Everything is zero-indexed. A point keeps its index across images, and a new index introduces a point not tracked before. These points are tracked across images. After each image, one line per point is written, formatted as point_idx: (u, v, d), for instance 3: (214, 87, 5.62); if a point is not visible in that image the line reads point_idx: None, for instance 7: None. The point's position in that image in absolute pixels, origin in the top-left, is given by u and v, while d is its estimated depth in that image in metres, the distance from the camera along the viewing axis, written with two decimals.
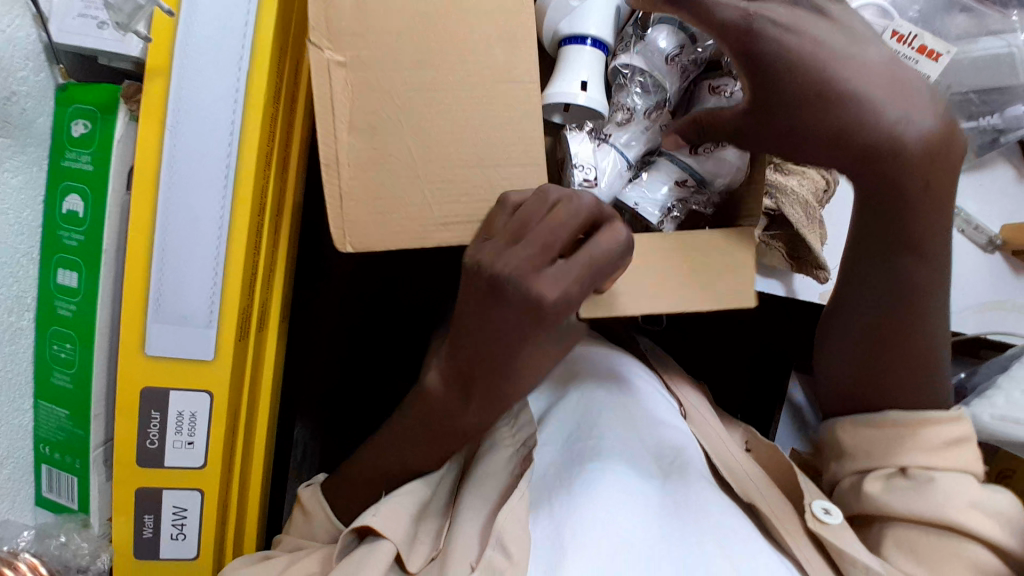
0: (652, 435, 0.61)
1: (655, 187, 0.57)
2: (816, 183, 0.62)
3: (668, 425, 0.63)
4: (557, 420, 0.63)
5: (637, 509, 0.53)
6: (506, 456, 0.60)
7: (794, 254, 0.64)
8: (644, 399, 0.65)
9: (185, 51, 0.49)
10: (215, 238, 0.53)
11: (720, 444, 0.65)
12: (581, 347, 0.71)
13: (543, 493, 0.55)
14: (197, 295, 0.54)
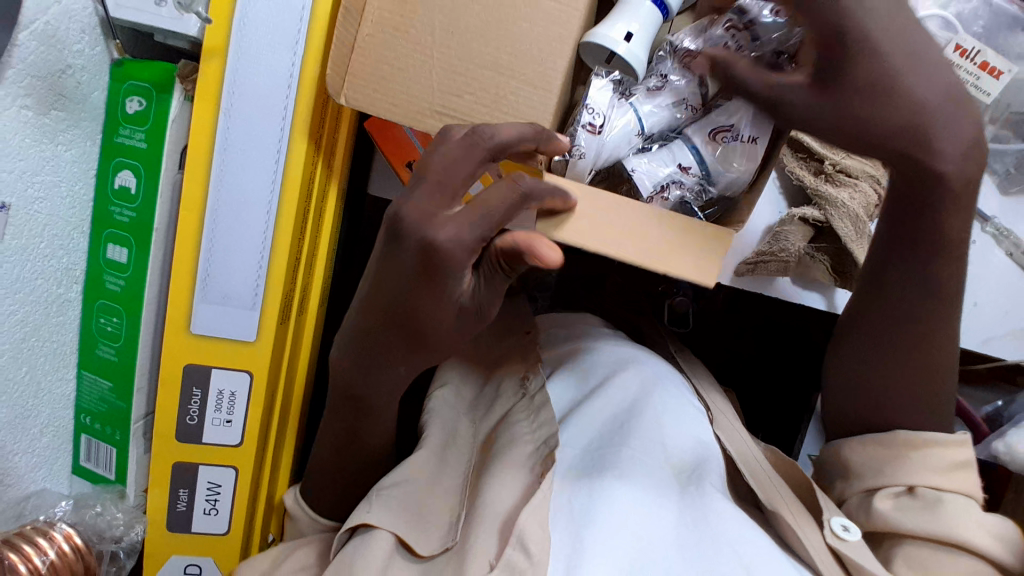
0: (674, 438, 0.62)
1: (661, 162, 0.52)
2: (870, 198, 0.61)
3: (693, 431, 0.64)
4: (579, 424, 0.63)
5: (645, 504, 0.54)
6: (527, 451, 0.60)
7: (839, 267, 0.63)
8: (667, 402, 0.66)
9: (243, 33, 0.49)
10: (264, 221, 0.53)
11: (743, 448, 0.65)
12: (600, 349, 0.73)
13: (566, 494, 0.55)
14: (243, 277, 0.54)
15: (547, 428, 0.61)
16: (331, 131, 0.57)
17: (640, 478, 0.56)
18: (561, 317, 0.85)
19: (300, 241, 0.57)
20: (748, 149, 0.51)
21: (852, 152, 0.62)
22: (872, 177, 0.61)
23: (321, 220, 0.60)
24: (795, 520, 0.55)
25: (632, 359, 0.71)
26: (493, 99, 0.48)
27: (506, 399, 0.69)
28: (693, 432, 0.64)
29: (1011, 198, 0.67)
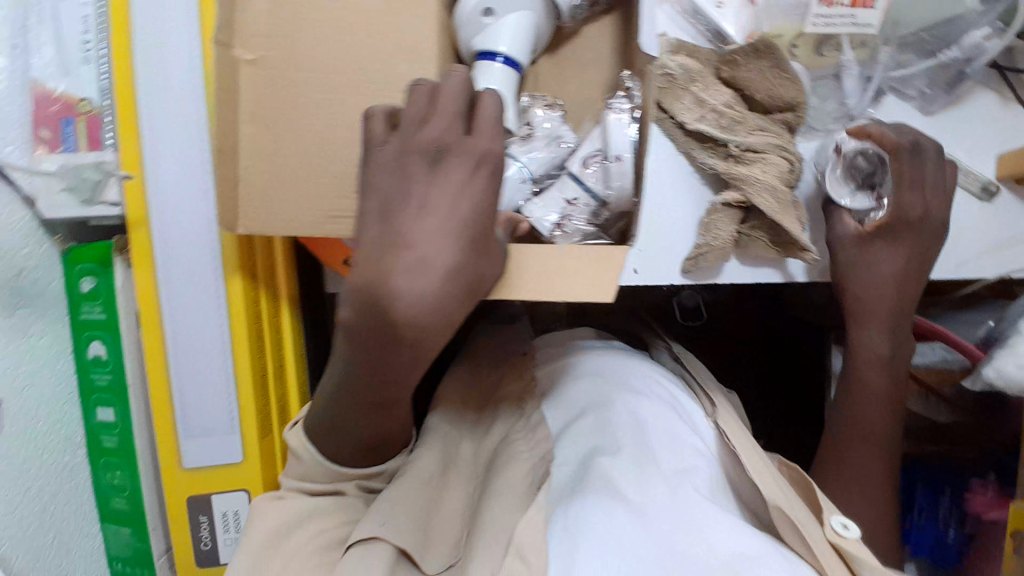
0: (667, 439, 0.62)
1: (552, 200, 0.58)
2: (781, 166, 0.63)
3: (684, 440, 0.63)
4: (571, 435, 0.64)
5: (642, 500, 0.55)
6: (526, 468, 0.62)
7: (776, 239, 0.64)
8: (654, 408, 0.65)
9: (158, 201, 0.56)
10: (221, 352, 0.59)
11: (746, 446, 0.63)
12: (597, 359, 0.74)
13: (560, 500, 0.57)
14: (218, 406, 0.59)
15: (543, 445, 0.64)
16: (266, 254, 0.61)
17: (628, 491, 0.56)
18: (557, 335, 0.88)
19: (262, 360, 0.61)
20: (619, 167, 0.56)
21: (754, 128, 0.63)
22: (780, 147, 0.63)
23: (280, 335, 0.65)
24: (792, 514, 0.56)
25: (620, 367, 0.71)
26: None
27: (502, 422, 0.71)
28: (681, 427, 0.64)
29: (937, 117, 0.64)
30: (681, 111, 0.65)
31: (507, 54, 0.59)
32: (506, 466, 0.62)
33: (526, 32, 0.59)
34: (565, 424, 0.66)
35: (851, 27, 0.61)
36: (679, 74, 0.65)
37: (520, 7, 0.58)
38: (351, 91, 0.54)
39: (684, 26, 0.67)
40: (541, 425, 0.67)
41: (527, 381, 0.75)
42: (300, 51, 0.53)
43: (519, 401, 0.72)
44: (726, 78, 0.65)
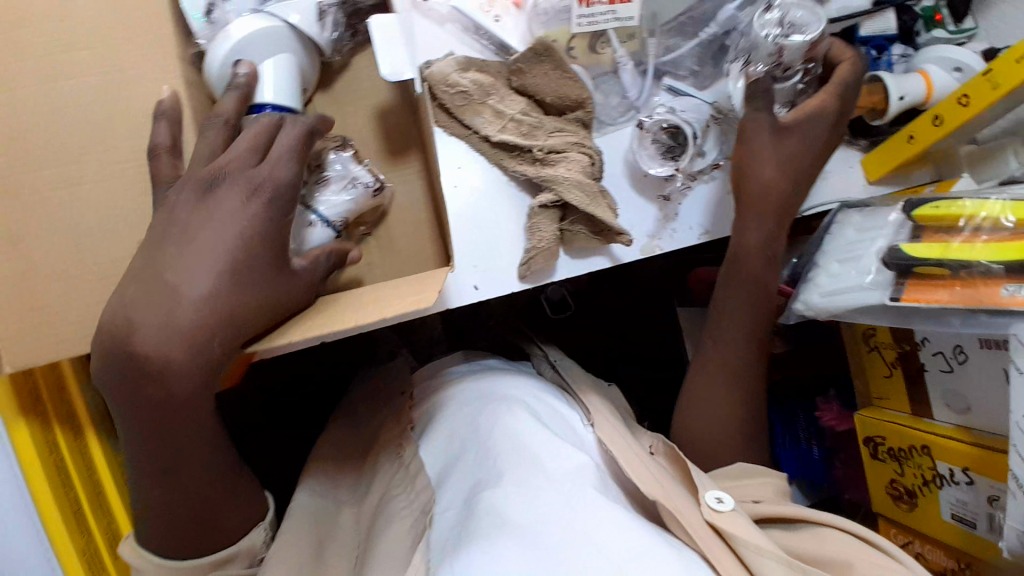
0: (548, 446, 0.60)
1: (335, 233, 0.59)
2: (583, 163, 0.65)
3: (563, 444, 0.62)
4: (449, 475, 0.62)
5: (532, 512, 0.52)
6: (406, 526, 0.59)
7: (595, 229, 0.66)
8: (522, 420, 0.63)
9: None
10: (19, 501, 0.50)
11: (620, 444, 0.63)
12: (466, 387, 0.73)
13: (444, 538, 0.54)
14: (29, 562, 0.51)
15: (423, 497, 0.61)
16: (51, 375, 0.54)
17: (512, 501, 0.53)
18: (427, 366, 0.86)
19: (73, 495, 0.53)
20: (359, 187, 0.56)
21: (552, 130, 0.65)
22: (578, 144, 0.65)
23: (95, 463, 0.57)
24: (672, 505, 0.55)
25: (484, 393, 0.70)
26: None
27: (384, 477, 0.68)
28: (559, 438, 0.63)
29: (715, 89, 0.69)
30: (483, 125, 0.65)
31: (274, 102, 0.57)
32: (383, 533, 0.59)
33: (290, 76, 0.59)
34: (444, 465, 0.64)
35: (614, 23, 0.62)
36: (472, 90, 0.65)
37: (273, 51, 0.58)
38: None
39: (470, 43, 0.68)
40: (421, 476, 0.64)
41: (403, 428, 0.73)
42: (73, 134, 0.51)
43: (398, 453, 0.69)
44: (516, 87, 0.66)
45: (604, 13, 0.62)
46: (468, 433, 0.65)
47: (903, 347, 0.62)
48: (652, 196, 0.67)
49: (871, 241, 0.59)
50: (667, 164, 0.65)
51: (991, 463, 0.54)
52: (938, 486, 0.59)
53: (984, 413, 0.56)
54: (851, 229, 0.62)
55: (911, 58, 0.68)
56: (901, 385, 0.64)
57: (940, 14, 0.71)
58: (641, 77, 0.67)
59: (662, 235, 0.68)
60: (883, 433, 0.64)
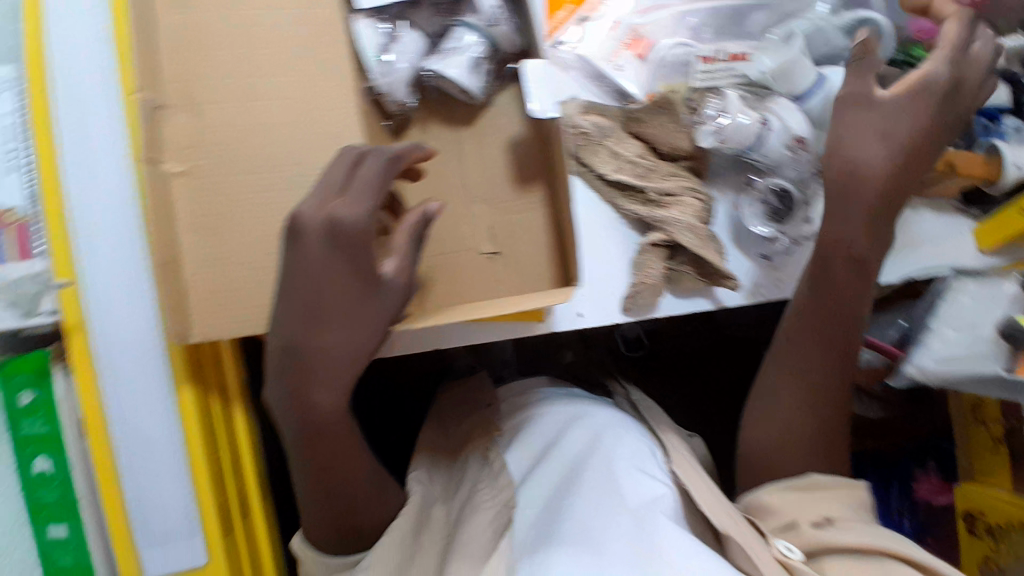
0: (631, 476, 0.65)
1: None
2: (696, 206, 0.69)
3: (645, 479, 0.65)
4: (531, 487, 0.66)
5: (617, 528, 0.56)
6: (490, 517, 0.63)
7: (703, 271, 0.69)
8: (607, 450, 0.68)
9: (97, 308, 0.55)
10: (173, 454, 0.57)
11: (697, 479, 0.66)
12: (550, 408, 0.78)
13: (526, 547, 0.59)
14: (175, 509, 0.58)
15: (506, 492, 0.65)
16: (212, 354, 0.60)
17: (594, 524, 0.57)
18: (515, 386, 0.90)
19: (217, 455, 0.60)
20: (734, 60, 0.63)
21: (666, 175, 0.70)
22: (692, 189, 0.69)
23: (235, 439, 0.63)
24: (743, 539, 0.55)
25: (580, 417, 0.74)
26: None
27: (469, 478, 0.72)
28: (644, 472, 0.66)
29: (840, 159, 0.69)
30: (600, 165, 0.69)
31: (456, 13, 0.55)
32: (468, 519, 0.63)
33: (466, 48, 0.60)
34: (530, 472, 0.68)
35: (734, 78, 0.69)
36: (593, 132, 0.70)
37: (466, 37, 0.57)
38: (272, 178, 0.54)
39: (592, 90, 0.71)
40: (503, 474, 0.69)
41: (493, 433, 0.76)
42: (233, 156, 0.54)
43: (485, 455, 0.73)
44: (634, 133, 0.71)
45: (725, 68, 0.70)
46: (553, 454, 0.69)
47: (1010, 421, 0.62)
48: (751, 253, 0.70)
49: (982, 308, 0.60)
50: (770, 225, 0.69)
51: None
52: None
53: None
54: (966, 297, 0.61)
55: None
56: (1005, 461, 0.63)
57: None
58: (785, 139, 0.66)
59: (765, 285, 0.70)
60: (982, 507, 0.64)
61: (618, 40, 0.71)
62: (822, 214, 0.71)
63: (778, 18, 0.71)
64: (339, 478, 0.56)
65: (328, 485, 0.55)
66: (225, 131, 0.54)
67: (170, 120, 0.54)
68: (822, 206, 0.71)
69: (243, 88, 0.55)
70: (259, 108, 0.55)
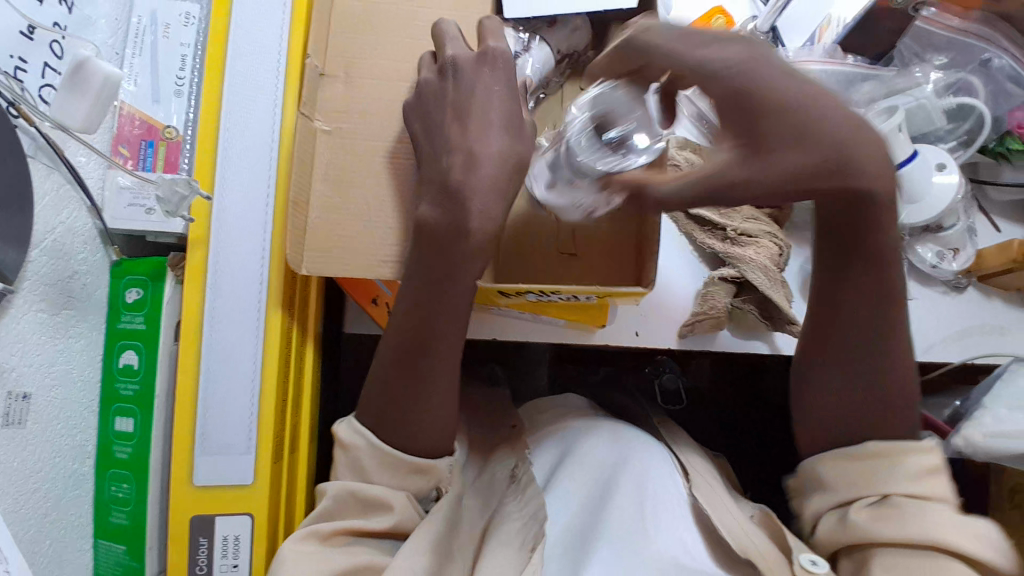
0: (665, 508, 0.64)
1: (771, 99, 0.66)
2: (772, 250, 0.71)
3: (673, 504, 0.65)
4: (559, 502, 0.66)
5: (634, 547, 0.59)
6: (517, 528, 0.62)
7: (766, 314, 0.71)
8: (641, 470, 0.67)
9: (220, 222, 0.59)
10: (251, 373, 0.60)
11: (720, 502, 0.65)
12: (577, 422, 0.76)
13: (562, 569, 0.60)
14: (237, 427, 0.60)
15: (534, 504, 0.64)
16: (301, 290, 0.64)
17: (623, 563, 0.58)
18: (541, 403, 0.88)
19: (285, 385, 0.63)
20: None
21: (748, 217, 0.73)
22: (771, 234, 0.72)
23: (301, 374, 0.66)
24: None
25: (613, 432, 0.72)
26: None
27: (496, 475, 0.71)
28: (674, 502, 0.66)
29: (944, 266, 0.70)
30: None
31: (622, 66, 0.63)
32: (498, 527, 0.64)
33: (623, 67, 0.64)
34: (557, 484, 0.68)
35: None
36: (686, 167, 0.74)
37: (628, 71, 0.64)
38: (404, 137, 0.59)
39: None
40: (531, 485, 0.67)
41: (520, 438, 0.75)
42: (376, 112, 0.59)
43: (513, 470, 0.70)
44: None
45: None
46: (577, 470, 0.68)
47: None
48: None
49: None
50: None
51: None
52: None
53: None
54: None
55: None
56: None
57: None
58: None
59: None
60: None
61: None
62: None
63: (885, 91, 0.72)
64: (425, 376, 0.57)
65: (405, 386, 0.57)
66: (373, 85, 0.59)
67: (327, 82, 0.59)
68: None
69: (392, 54, 0.60)
70: (407, 74, 0.60)
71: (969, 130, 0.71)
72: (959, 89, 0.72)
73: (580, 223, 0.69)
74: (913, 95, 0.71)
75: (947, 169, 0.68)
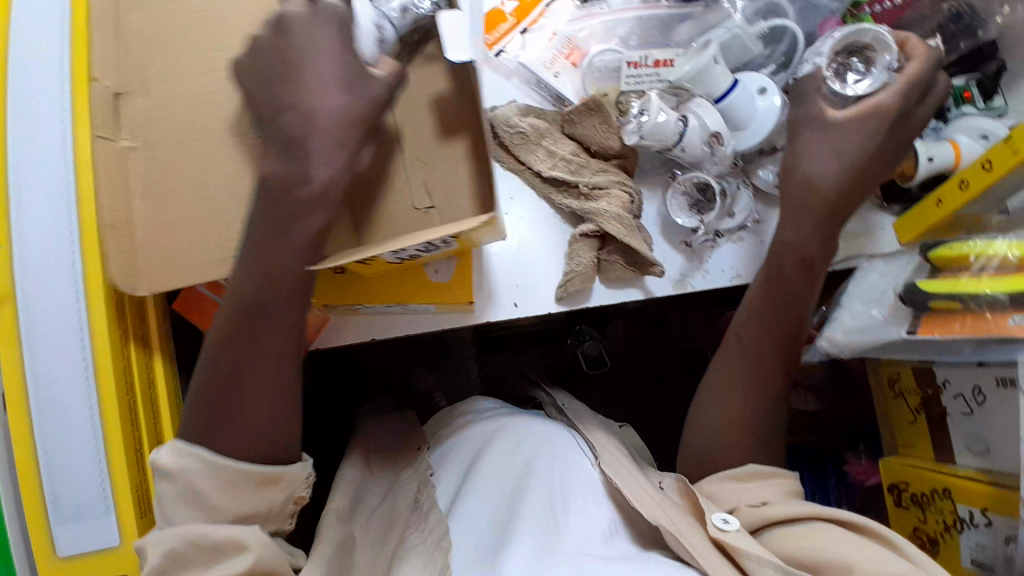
0: (573, 507, 0.62)
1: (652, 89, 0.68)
2: (622, 199, 0.72)
3: (583, 501, 0.63)
4: (465, 520, 0.63)
5: (543, 547, 0.57)
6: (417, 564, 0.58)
7: (630, 260, 0.71)
8: (542, 474, 0.65)
9: (24, 274, 0.55)
10: (91, 427, 0.56)
11: (633, 485, 0.63)
12: (470, 433, 0.75)
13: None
14: (90, 487, 0.56)
15: (438, 531, 0.61)
16: (133, 330, 0.60)
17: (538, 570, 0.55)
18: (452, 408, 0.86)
19: (135, 431, 0.59)
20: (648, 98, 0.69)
21: (596, 170, 0.73)
22: (621, 183, 0.73)
23: (156, 411, 0.63)
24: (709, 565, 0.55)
25: (514, 437, 0.70)
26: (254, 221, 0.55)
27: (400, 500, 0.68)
28: (581, 496, 0.64)
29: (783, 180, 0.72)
30: (536, 161, 0.73)
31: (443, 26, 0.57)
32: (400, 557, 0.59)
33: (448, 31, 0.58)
34: (459, 506, 0.65)
35: (658, 83, 0.72)
36: (530, 131, 0.74)
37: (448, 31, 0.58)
38: (212, 145, 0.56)
39: (530, 94, 0.76)
40: (432, 511, 0.63)
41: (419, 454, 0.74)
42: (177, 122, 0.55)
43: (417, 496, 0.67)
44: (568, 133, 0.74)
45: (650, 74, 0.72)
46: (480, 486, 0.66)
47: (926, 392, 0.64)
48: (674, 241, 0.73)
49: (886, 284, 0.63)
50: (693, 217, 0.71)
51: (1008, 501, 0.55)
52: (958, 530, 0.60)
53: (1005, 454, 0.57)
54: (873, 275, 0.66)
55: (941, 131, 0.73)
56: (923, 431, 0.65)
57: (969, 91, 0.73)
58: (704, 135, 0.68)
59: (693, 274, 0.73)
60: (906, 479, 0.65)
61: (554, 50, 0.76)
62: (749, 211, 0.72)
63: (701, 29, 0.75)
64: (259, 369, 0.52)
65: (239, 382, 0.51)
66: (169, 96, 0.55)
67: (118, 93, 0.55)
68: (749, 203, 0.72)
69: (180, 63, 0.56)
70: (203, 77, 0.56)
71: (786, 52, 0.72)
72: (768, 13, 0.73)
73: (430, 182, 0.64)
74: (726, 26, 0.72)
75: (769, 93, 0.69)
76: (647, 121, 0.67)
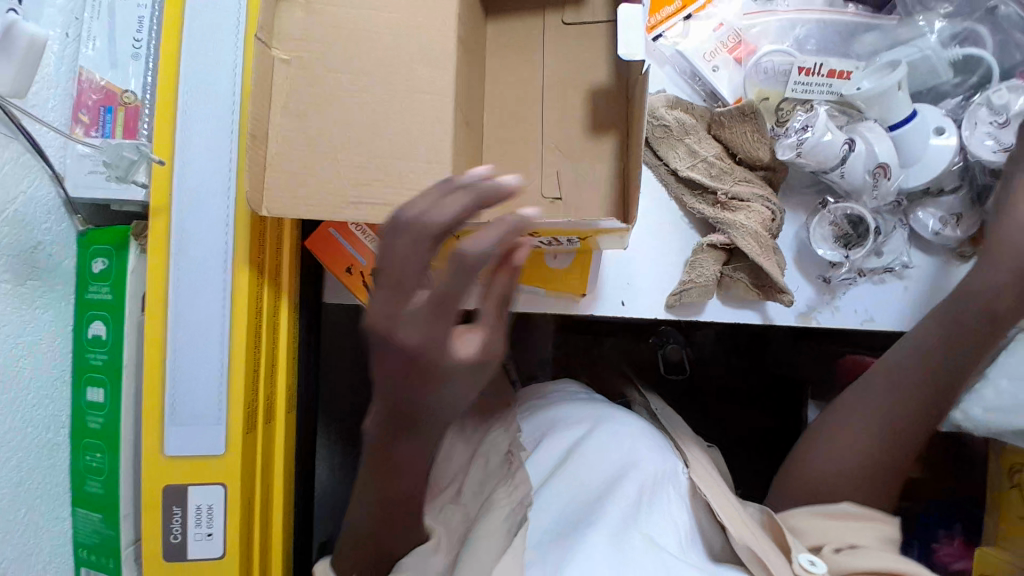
0: (653, 509, 0.60)
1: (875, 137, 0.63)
2: (763, 215, 0.66)
3: (664, 496, 0.62)
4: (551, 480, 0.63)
5: (630, 520, 0.57)
6: (502, 515, 0.60)
7: (759, 282, 0.67)
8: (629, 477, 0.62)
9: (182, 191, 0.58)
10: (219, 346, 0.59)
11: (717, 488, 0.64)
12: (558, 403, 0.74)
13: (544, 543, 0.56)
14: (207, 397, 0.59)
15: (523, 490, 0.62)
16: (273, 266, 0.63)
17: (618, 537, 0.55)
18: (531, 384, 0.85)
19: (257, 355, 0.62)
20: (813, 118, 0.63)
21: (739, 179, 0.67)
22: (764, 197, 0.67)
23: (276, 333, 0.66)
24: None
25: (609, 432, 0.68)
26: (399, 165, 0.54)
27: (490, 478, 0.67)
28: (661, 489, 0.63)
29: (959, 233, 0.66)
30: (674, 159, 0.69)
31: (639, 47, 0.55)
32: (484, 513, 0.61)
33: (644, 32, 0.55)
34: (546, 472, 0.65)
35: (827, 94, 0.65)
36: (675, 126, 0.69)
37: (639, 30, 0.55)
38: (367, 85, 0.54)
39: (683, 87, 0.72)
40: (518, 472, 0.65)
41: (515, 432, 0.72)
42: (336, 56, 0.54)
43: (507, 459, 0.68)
44: (714, 135, 0.69)
45: (822, 84, 0.65)
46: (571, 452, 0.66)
47: None
48: (811, 274, 0.69)
49: None
50: (837, 249, 0.66)
51: None
52: None
53: None
54: None
55: None
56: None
57: None
58: (868, 164, 0.63)
59: (821, 309, 0.69)
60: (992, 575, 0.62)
61: (717, 40, 0.70)
62: (899, 253, 0.66)
63: (888, 43, 0.68)
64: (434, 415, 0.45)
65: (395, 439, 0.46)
66: (332, 30, 0.54)
67: (288, 20, 0.54)
68: (902, 244, 0.66)
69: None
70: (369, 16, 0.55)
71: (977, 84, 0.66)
72: (965, 39, 0.66)
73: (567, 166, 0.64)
74: (918, 45, 0.66)
75: (948, 133, 0.63)
76: (810, 138, 0.62)
